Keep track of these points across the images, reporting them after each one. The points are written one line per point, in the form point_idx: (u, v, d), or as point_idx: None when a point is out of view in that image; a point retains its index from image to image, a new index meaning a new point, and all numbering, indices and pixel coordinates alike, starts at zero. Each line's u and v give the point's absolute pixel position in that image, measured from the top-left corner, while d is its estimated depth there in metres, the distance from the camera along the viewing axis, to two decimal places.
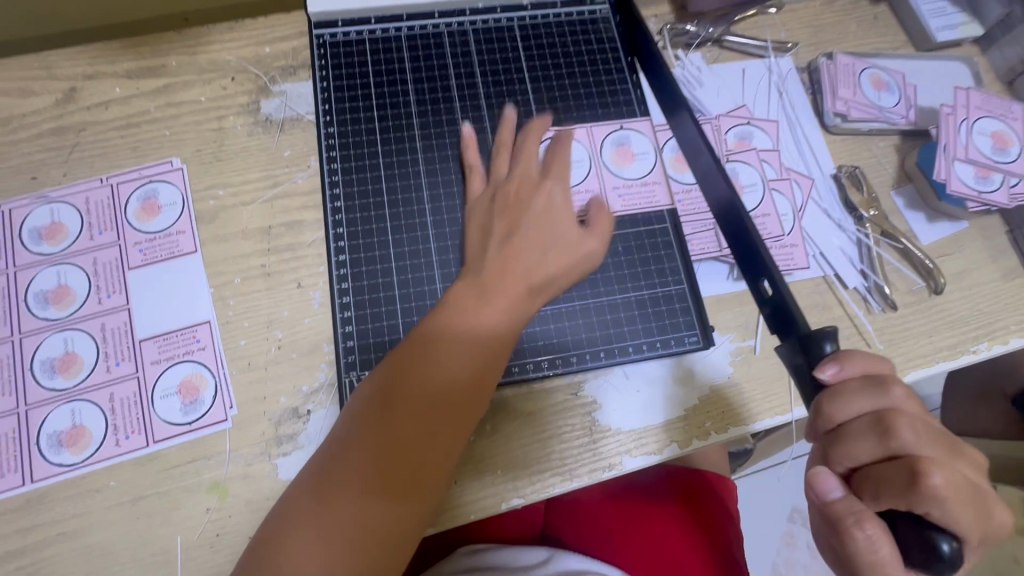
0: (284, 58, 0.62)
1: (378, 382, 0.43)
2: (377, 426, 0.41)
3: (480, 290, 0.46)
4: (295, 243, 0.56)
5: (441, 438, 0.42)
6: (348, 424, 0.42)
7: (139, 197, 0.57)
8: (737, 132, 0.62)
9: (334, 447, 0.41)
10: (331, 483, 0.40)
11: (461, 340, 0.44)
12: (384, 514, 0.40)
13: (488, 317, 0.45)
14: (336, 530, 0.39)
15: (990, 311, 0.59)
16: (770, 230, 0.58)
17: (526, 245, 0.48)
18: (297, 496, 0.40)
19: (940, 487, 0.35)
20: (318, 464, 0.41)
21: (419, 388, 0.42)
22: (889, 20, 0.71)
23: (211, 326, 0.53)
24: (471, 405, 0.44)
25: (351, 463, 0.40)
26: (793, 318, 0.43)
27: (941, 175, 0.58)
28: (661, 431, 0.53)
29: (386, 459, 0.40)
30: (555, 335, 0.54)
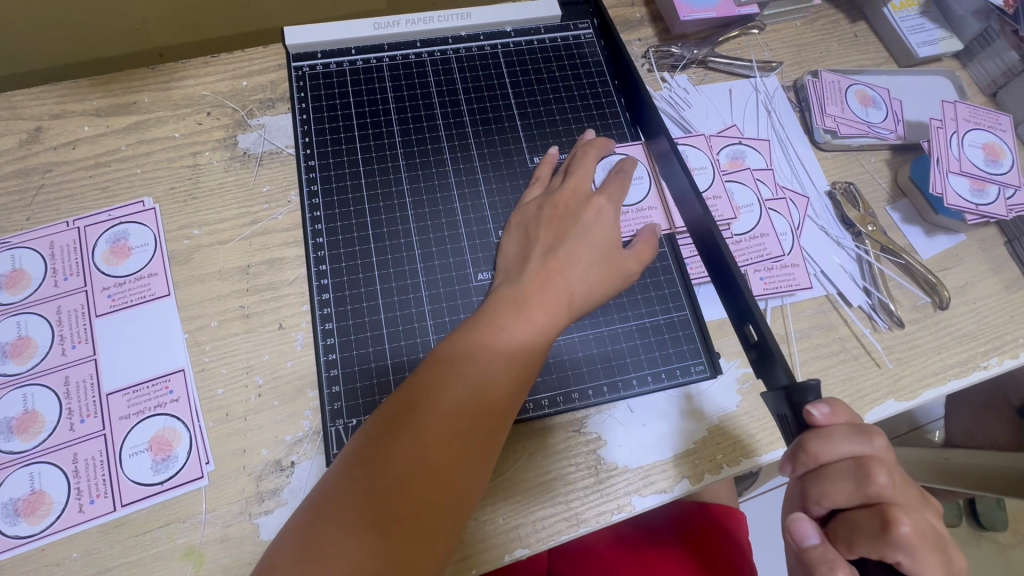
0: (262, 91, 0.61)
1: (389, 418, 0.39)
2: (382, 473, 0.37)
3: (508, 316, 0.43)
4: (276, 281, 0.53)
5: (452, 490, 0.38)
6: (346, 469, 0.38)
7: (108, 239, 0.54)
8: (731, 150, 0.61)
9: (327, 498, 0.37)
10: (344, 500, 0.36)
11: (479, 373, 0.41)
12: (403, 539, 0.36)
13: (515, 343, 0.42)
14: (348, 553, 0.34)
15: (995, 324, 0.58)
16: (770, 251, 0.56)
17: (572, 258, 0.46)
18: (278, 553, 0.35)
19: (910, 536, 0.34)
20: (308, 517, 0.36)
21: (446, 398, 0.40)
22: (869, 38, 0.71)
23: (186, 374, 0.50)
24: (486, 448, 0.40)
25: (369, 477, 0.37)
26: (778, 365, 0.43)
27: (937, 189, 0.57)
28: (670, 467, 0.50)
29: (390, 512, 0.36)
30: (553, 368, 0.51)
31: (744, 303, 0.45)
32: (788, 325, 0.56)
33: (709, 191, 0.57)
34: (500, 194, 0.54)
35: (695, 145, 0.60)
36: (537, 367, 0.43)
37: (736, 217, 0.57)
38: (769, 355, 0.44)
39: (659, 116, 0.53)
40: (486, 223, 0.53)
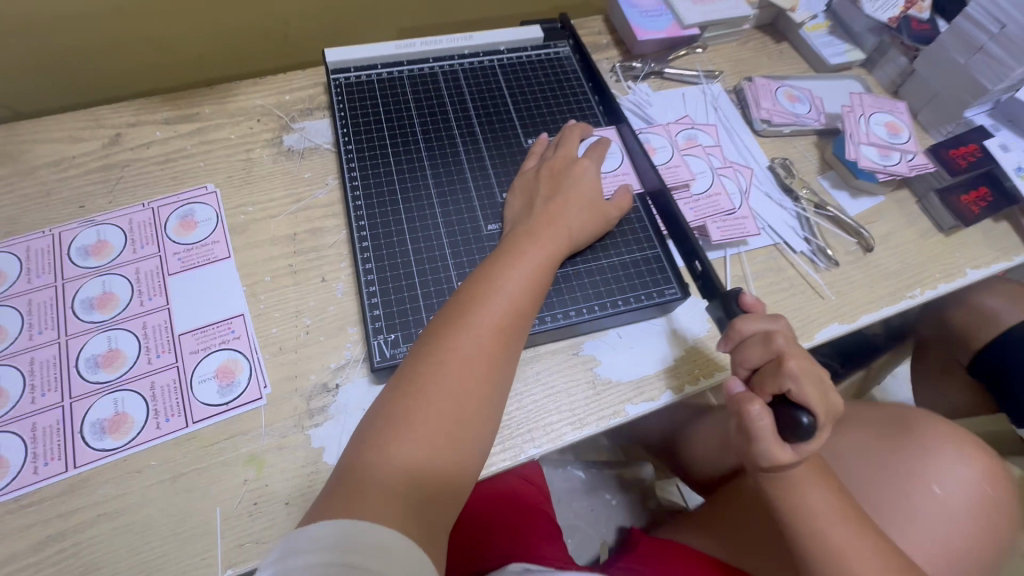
0: (302, 103, 0.74)
1: (438, 337, 0.48)
2: (445, 366, 0.46)
3: (528, 248, 0.54)
4: (319, 245, 0.64)
5: (499, 377, 0.49)
6: (413, 373, 0.47)
7: (177, 215, 0.64)
8: (687, 133, 0.74)
9: (402, 387, 0.46)
10: (411, 405, 0.45)
11: (509, 289, 0.51)
12: (462, 428, 0.46)
13: (533, 267, 0.53)
14: (422, 444, 0.44)
15: (916, 264, 0.71)
16: (723, 206, 0.68)
17: (568, 203, 0.58)
18: (367, 429, 0.45)
19: (796, 370, 0.47)
20: (388, 402, 0.46)
21: (484, 316, 0.49)
22: (791, 53, 0.88)
23: (245, 318, 0.59)
24: (519, 343, 0.51)
25: (429, 384, 0.46)
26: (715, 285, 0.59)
27: (851, 155, 0.71)
28: (656, 379, 0.60)
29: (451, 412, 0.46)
30: (550, 297, 0.60)
31: (692, 245, 0.61)
32: (745, 268, 0.68)
33: (671, 162, 0.70)
34: (503, 168, 0.66)
35: (657, 132, 0.73)
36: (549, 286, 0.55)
37: (693, 180, 0.69)
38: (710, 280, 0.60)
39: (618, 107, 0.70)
40: (492, 188, 0.65)
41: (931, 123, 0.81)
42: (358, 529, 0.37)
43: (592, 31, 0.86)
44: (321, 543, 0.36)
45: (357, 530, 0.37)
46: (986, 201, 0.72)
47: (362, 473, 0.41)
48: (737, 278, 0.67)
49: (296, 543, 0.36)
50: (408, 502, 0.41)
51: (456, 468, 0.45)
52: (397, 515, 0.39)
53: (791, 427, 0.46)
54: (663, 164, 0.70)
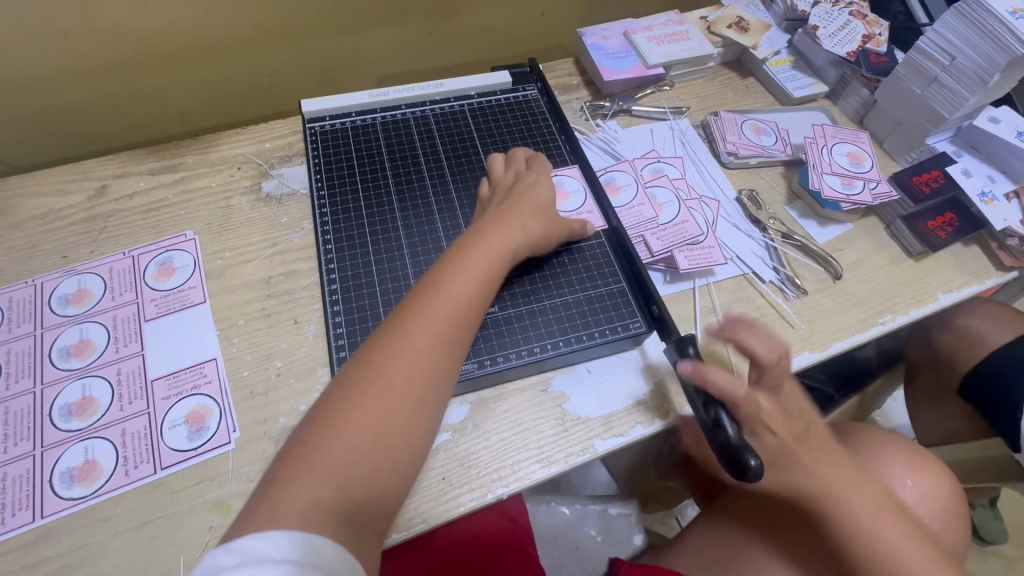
0: (282, 150, 0.77)
1: (380, 336, 0.49)
2: (382, 372, 0.46)
3: (473, 253, 0.54)
4: (292, 287, 0.66)
5: (439, 383, 0.48)
6: (353, 373, 0.47)
7: (156, 263, 0.66)
8: (653, 167, 0.76)
9: (338, 393, 0.46)
10: (349, 400, 0.45)
11: (453, 291, 0.51)
12: (400, 423, 0.45)
13: (478, 270, 0.54)
14: (357, 438, 0.43)
15: (885, 290, 0.71)
16: (691, 233, 0.68)
17: (515, 211, 0.59)
18: (299, 435, 0.44)
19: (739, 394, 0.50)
20: (322, 409, 0.45)
21: (427, 315, 0.49)
22: (757, 87, 0.91)
23: (217, 362, 0.60)
24: (462, 347, 0.51)
25: (368, 381, 0.46)
26: (671, 332, 0.59)
27: (814, 186, 0.73)
28: (625, 413, 0.60)
29: (389, 406, 0.45)
30: (515, 331, 0.61)
31: (650, 293, 0.63)
32: (714, 299, 0.68)
33: (632, 203, 0.71)
34: (470, 207, 0.68)
35: (623, 169, 0.75)
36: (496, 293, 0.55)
37: (658, 213, 0.71)
38: (665, 325, 0.60)
39: (580, 149, 0.73)
40: (460, 227, 0.67)
41: (897, 150, 0.82)
42: (290, 542, 0.37)
43: (562, 73, 0.90)
44: (251, 557, 0.35)
45: (293, 543, 0.37)
46: (953, 225, 0.73)
47: (290, 481, 0.41)
48: (706, 309, 0.67)
49: (219, 559, 0.35)
50: (335, 511, 0.40)
51: (392, 464, 0.44)
52: (322, 525, 0.39)
53: (742, 472, 0.48)
54: (624, 207, 0.71)
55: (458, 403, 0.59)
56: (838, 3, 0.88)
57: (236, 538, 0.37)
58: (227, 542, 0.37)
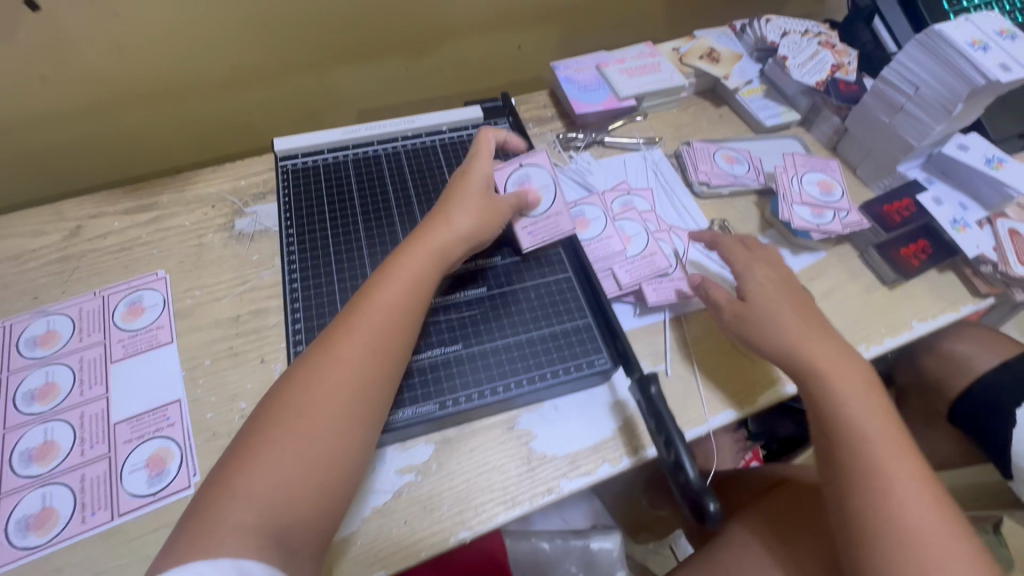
0: (256, 187, 0.78)
1: (311, 354, 0.51)
2: (304, 393, 0.48)
3: (398, 264, 0.56)
4: (261, 325, 0.66)
5: (366, 392, 0.50)
6: (282, 391, 0.49)
7: (126, 303, 0.67)
8: (620, 200, 0.77)
9: (264, 415, 0.48)
10: (280, 417, 0.47)
11: (382, 302, 0.54)
12: (332, 430, 0.48)
13: (408, 277, 0.55)
14: (288, 452, 0.45)
15: (859, 319, 0.70)
16: (659, 266, 0.69)
17: (447, 217, 0.60)
18: (223, 465, 0.45)
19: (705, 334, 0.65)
20: (245, 436, 0.47)
21: (355, 327, 0.52)
22: (730, 116, 0.92)
23: (181, 404, 0.60)
24: (391, 349, 0.52)
25: (298, 398, 0.48)
26: (633, 366, 0.57)
27: (784, 216, 0.73)
28: (593, 452, 0.59)
29: (320, 420, 0.47)
30: (479, 369, 0.61)
31: (613, 327, 0.62)
32: (685, 332, 0.67)
33: (602, 235, 0.71)
34: None
35: (592, 202, 0.75)
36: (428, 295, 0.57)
37: (627, 245, 0.71)
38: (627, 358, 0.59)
39: None
40: None
41: (870, 177, 0.82)
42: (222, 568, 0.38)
43: (536, 105, 0.91)
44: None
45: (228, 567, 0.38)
46: (926, 253, 0.73)
47: (216, 508, 0.42)
48: (677, 342, 0.67)
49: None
50: (262, 530, 0.42)
51: (327, 471, 0.47)
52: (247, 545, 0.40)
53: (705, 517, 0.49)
54: (594, 239, 0.71)
55: (421, 443, 0.58)
56: (807, 33, 0.90)
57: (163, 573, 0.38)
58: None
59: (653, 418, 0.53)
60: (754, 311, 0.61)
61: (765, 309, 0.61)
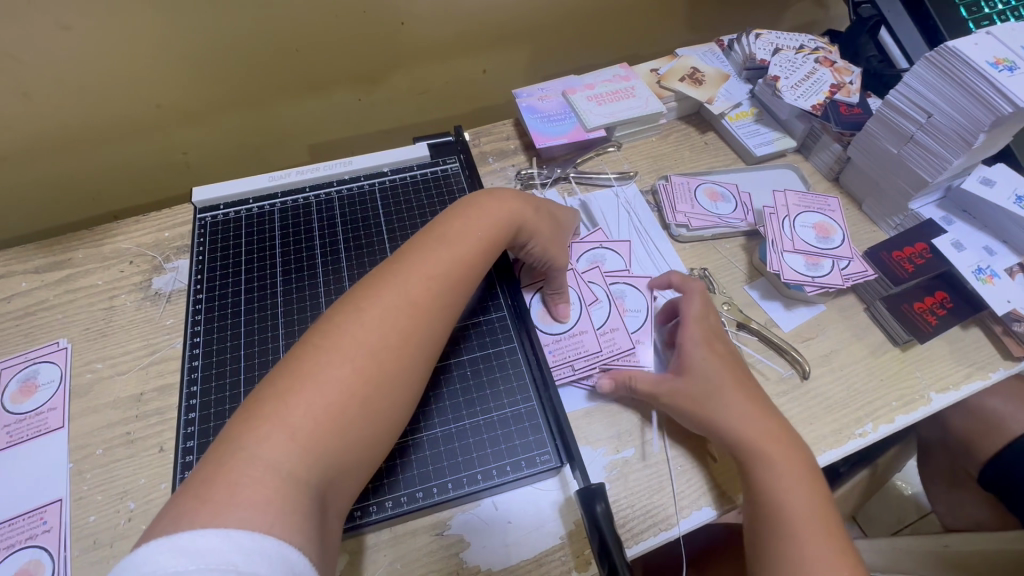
0: (181, 239, 0.71)
1: (360, 298, 0.46)
2: (367, 336, 0.44)
3: (454, 228, 0.53)
4: (165, 405, 0.58)
5: (418, 351, 0.46)
6: (328, 332, 0.44)
7: (19, 379, 0.59)
8: (589, 256, 0.68)
9: (304, 353, 0.42)
10: (324, 357, 0.42)
11: (443, 259, 0.51)
12: (380, 385, 0.43)
13: (471, 241, 0.53)
14: (329, 398, 0.40)
15: (867, 389, 0.59)
16: (620, 344, 0.60)
17: (512, 195, 0.58)
18: (263, 394, 0.40)
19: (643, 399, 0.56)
20: (292, 365, 0.41)
21: (417, 279, 0.48)
22: (717, 144, 0.81)
23: (62, 504, 0.52)
24: (448, 315, 0.50)
25: (350, 342, 0.43)
26: (577, 467, 0.51)
27: (773, 266, 0.63)
28: (536, 566, 0.49)
29: (370, 370, 0.43)
30: (427, 461, 0.52)
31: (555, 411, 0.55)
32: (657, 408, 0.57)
33: (575, 327, 0.61)
34: None
35: None
36: (489, 267, 0.55)
37: (588, 317, 0.62)
38: (570, 456, 0.53)
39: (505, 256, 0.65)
40: None
41: (879, 215, 0.71)
42: (260, 549, 0.31)
43: (499, 136, 0.82)
44: (210, 562, 0.29)
45: (264, 552, 0.31)
46: (945, 306, 0.62)
47: (250, 439, 0.37)
48: (644, 422, 0.57)
49: (165, 560, 0.29)
50: (302, 490, 0.36)
51: (365, 432, 0.42)
52: (285, 506, 0.34)
53: None
54: (566, 333, 0.61)
55: None
56: (802, 49, 0.79)
57: (180, 534, 0.31)
58: (172, 529, 0.31)
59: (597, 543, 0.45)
60: (697, 383, 0.53)
61: (707, 390, 0.52)
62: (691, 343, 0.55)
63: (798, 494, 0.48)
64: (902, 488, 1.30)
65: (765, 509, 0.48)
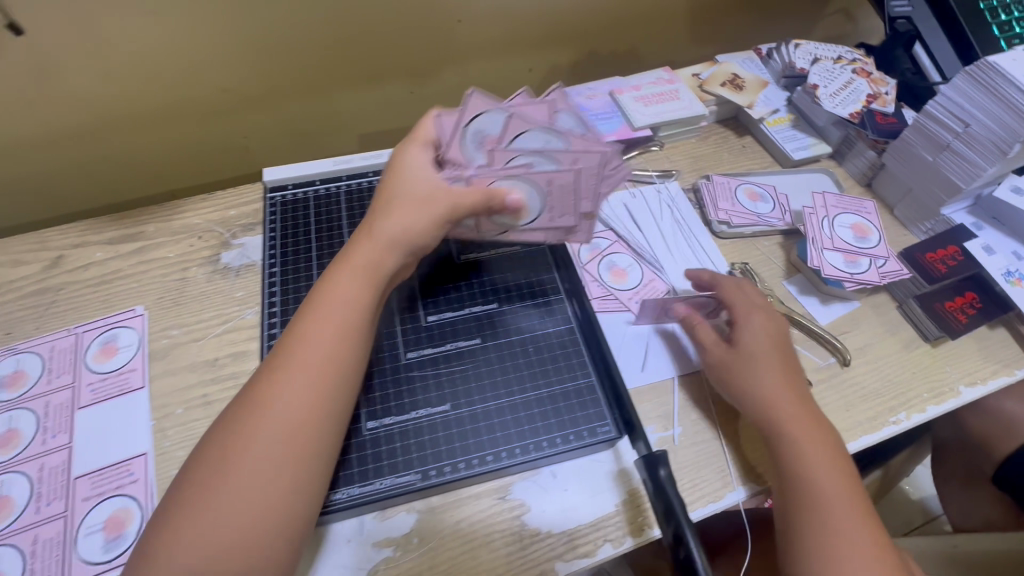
0: (246, 217, 0.74)
1: (240, 396, 0.47)
2: (256, 434, 0.45)
3: (328, 290, 0.51)
4: (239, 371, 0.61)
5: (298, 425, 0.46)
6: (215, 438, 0.46)
7: (100, 342, 0.63)
8: (473, 141, 0.59)
9: (202, 458, 0.45)
10: (213, 464, 0.44)
11: (314, 328, 0.49)
12: (267, 473, 0.44)
13: (341, 304, 0.51)
14: (224, 499, 0.43)
15: (900, 381, 0.63)
16: (592, 161, 0.59)
17: (385, 221, 0.55)
18: (178, 519, 0.42)
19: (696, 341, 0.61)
20: (195, 482, 0.44)
21: (282, 359, 0.48)
22: (755, 147, 0.85)
23: (147, 458, 0.55)
24: (327, 380, 0.48)
25: (226, 444, 0.45)
26: (640, 438, 0.55)
27: (814, 262, 0.66)
28: (592, 530, 0.53)
29: (248, 465, 0.44)
30: (393, 453, 0.54)
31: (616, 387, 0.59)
32: (703, 390, 0.61)
33: (541, 187, 0.59)
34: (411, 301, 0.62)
35: (462, 183, 0.58)
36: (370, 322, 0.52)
37: (543, 181, 0.58)
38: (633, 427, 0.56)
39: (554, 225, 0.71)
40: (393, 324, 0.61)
41: (909, 219, 0.75)
42: None
43: None
44: None
45: None
46: (975, 306, 0.66)
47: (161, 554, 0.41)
48: (693, 403, 0.60)
49: None
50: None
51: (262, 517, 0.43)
52: None
53: None
54: (546, 193, 0.59)
55: (401, 513, 0.53)
56: (840, 60, 0.83)
57: None
58: None
59: (662, 507, 0.48)
60: (743, 354, 0.57)
61: (748, 360, 0.56)
62: (751, 318, 0.59)
63: (826, 470, 0.51)
64: (908, 493, 1.34)
65: (794, 480, 0.51)
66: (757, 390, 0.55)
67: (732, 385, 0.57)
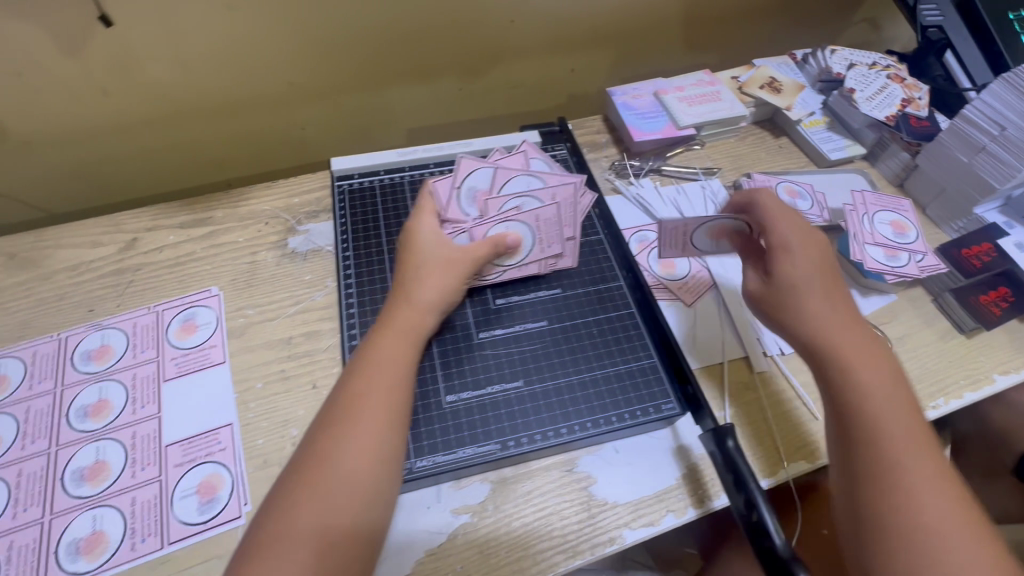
0: (309, 205, 0.77)
1: (302, 450, 0.49)
2: (318, 479, 0.46)
3: (379, 342, 0.54)
4: (313, 349, 0.64)
5: (370, 464, 0.48)
6: (286, 486, 0.47)
7: (179, 319, 0.66)
8: (467, 198, 0.68)
9: (276, 501, 0.46)
10: (290, 502, 0.45)
11: (373, 378, 0.52)
12: (348, 507, 0.46)
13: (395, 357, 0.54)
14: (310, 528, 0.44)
15: (938, 369, 0.66)
16: (568, 195, 0.66)
17: (424, 284, 0.58)
18: (259, 546, 0.43)
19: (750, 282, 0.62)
20: (266, 516, 0.45)
21: (344, 409, 0.50)
22: (791, 148, 0.89)
23: (233, 428, 0.58)
24: (393, 418, 0.50)
25: (302, 486, 0.46)
26: (705, 415, 0.57)
27: (857, 256, 0.70)
28: (656, 500, 0.56)
29: (329, 498, 0.45)
30: (459, 427, 0.57)
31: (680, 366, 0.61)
32: (752, 372, 0.64)
33: (532, 224, 0.65)
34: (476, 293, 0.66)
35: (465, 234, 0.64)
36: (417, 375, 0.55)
37: (533, 219, 0.65)
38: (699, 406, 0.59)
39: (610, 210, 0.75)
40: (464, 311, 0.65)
41: (941, 218, 0.79)
42: None
43: (592, 130, 0.89)
44: None
45: None
46: (1006, 301, 0.69)
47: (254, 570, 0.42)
48: (745, 385, 0.64)
49: None
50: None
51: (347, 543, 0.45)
52: None
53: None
54: (534, 229, 0.65)
55: (477, 482, 0.56)
56: (875, 66, 0.87)
57: None
58: None
59: (732, 476, 0.52)
60: (792, 287, 0.57)
61: (797, 292, 0.56)
62: (799, 253, 0.58)
63: (884, 401, 0.49)
64: None
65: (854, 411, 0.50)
66: (809, 318, 0.55)
67: (787, 317, 0.56)
